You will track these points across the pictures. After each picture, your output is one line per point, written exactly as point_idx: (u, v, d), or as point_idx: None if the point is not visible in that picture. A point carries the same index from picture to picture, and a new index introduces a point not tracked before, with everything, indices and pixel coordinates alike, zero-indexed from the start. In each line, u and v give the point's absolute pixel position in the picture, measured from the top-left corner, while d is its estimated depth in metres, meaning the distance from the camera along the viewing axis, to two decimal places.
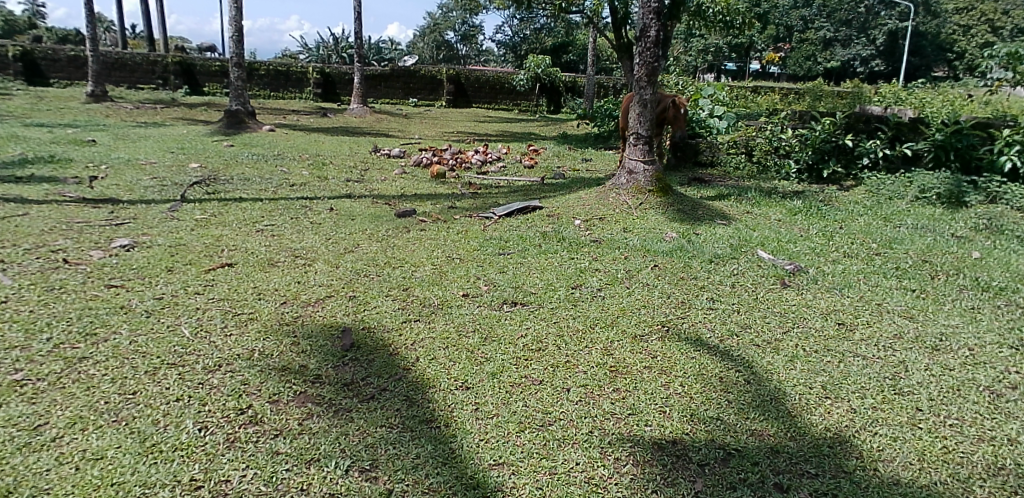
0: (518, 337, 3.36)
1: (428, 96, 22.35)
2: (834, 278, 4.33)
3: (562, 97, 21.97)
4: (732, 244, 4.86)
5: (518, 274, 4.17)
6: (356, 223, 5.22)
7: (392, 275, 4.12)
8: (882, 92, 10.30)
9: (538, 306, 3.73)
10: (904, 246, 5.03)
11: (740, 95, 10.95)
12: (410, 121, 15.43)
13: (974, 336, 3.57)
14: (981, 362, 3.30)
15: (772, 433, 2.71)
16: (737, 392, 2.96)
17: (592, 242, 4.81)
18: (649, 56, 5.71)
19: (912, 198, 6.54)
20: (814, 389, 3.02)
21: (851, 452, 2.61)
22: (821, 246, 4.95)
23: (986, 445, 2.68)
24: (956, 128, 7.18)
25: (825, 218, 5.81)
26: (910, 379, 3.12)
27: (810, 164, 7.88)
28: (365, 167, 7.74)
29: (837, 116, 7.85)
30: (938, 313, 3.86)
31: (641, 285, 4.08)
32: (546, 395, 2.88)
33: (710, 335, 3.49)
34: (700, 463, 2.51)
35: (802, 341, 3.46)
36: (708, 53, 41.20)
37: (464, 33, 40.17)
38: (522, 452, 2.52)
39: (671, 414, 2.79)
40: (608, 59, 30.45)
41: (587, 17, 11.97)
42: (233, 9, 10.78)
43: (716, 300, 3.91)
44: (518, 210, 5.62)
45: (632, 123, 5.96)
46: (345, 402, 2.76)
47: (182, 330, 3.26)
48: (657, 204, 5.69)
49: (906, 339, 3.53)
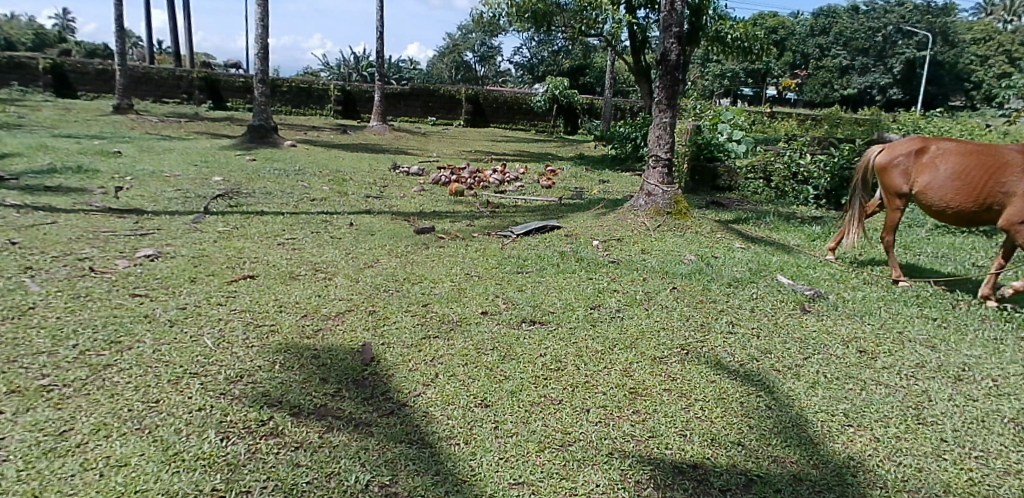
0: (538, 356, 3.36)
1: (445, 115, 22.66)
2: (854, 305, 4.31)
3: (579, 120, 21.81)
4: (751, 268, 4.84)
5: (537, 293, 4.17)
6: (376, 239, 5.27)
7: (411, 290, 4.15)
8: (902, 120, 10.26)
9: (557, 325, 3.73)
10: (925, 274, 5.00)
11: (756, 120, 11.02)
12: (428, 138, 15.58)
13: (999, 367, 3.53)
14: (1006, 394, 3.26)
15: (794, 460, 2.68)
16: (758, 418, 2.95)
17: (610, 263, 4.82)
18: (670, 80, 5.75)
19: (931, 227, 6.54)
20: (836, 416, 3.00)
21: (875, 482, 2.58)
22: (840, 272, 4.93)
23: (1012, 478, 2.63)
24: None
25: (844, 245, 5.78)
26: (934, 410, 3.09)
27: (829, 190, 7.66)
28: (384, 184, 7.82)
29: (857, 144, 7.69)
30: (961, 343, 3.81)
31: (661, 307, 4.07)
32: (565, 415, 2.87)
33: (730, 359, 3.48)
34: (722, 488, 2.49)
35: (823, 367, 3.44)
36: (724, 78, 41.55)
37: (482, 54, 40.70)
38: (543, 472, 2.51)
39: (691, 437, 2.78)
40: (624, 84, 30.76)
41: (606, 40, 12.07)
42: (258, 27, 10.99)
43: (736, 324, 3.90)
44: (537, 229, 5.63)
45: (653, 145, 6.00)
46: (366, 416, 2.77)
47: (204, 341, 3.29)
48: (675, 227, 5.70)
49: (928, 368, 3.50)
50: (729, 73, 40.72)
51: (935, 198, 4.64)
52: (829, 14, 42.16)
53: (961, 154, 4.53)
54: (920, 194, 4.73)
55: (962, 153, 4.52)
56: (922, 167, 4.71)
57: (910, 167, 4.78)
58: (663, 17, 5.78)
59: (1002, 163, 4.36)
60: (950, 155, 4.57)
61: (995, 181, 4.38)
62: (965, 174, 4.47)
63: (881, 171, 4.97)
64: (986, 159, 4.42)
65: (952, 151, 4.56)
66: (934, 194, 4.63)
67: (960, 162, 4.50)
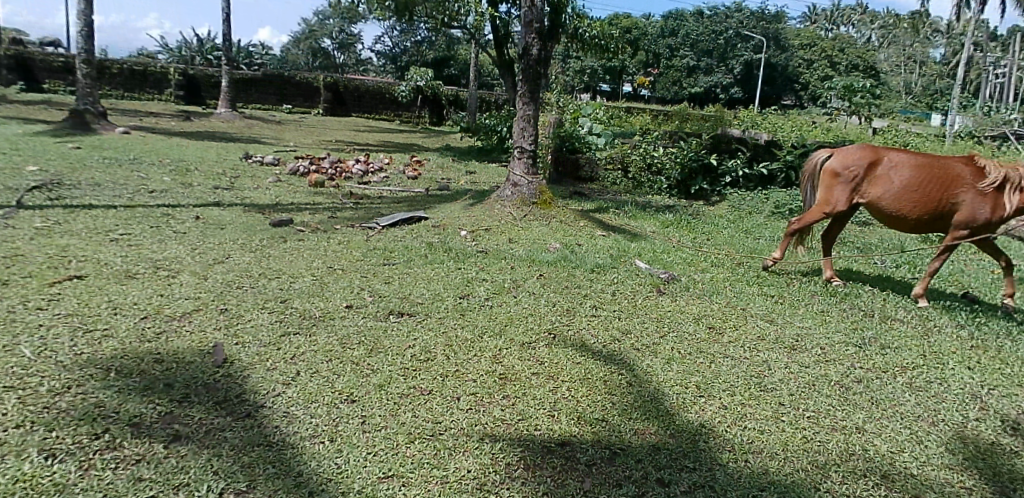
0: (406, 347, 3.29)
1: (303, 103, 21.78)
2: (704, 285, 4.64)
3: (444, 111, 21.51)
4: (612, 255, 5.06)
5: (404, 285, 4.08)
6: (226, 233, 4.90)
7: (268, 286, 3.90)
8: (741, 116, 11.21)
9: (425, 316, 3.67)
10: (763, 256, 5.50)
11: (614, 115, 11.55)
12: (286, 128, 14.81)
13: (825, 337, 3.96)
14: (831, 360, 3.66)
15: (653, 431, 2.83)
16: (621, 394, 3.08)
17: (478, 253, 4.83)
18: (532, 73, 5.87)
19: (768, 213, 7.20)
20: (689, 388, 3.21)
21: (724, 446, 2.77)
22: (691, 256, 5.29)
23: (838, 434, 2.95)
24: (804, 151, 7.98)
25: (694, 230, 6.21)
26: (773, 377, 3.40)
27: (679, 180, 8.33)
28: (235, 174, 7.31)
29: (702, 137, 8.38)
30: (794, 316, 4.23)
31: (528, 294, 4.14)
32: (435, 404, 2.83)
33: (594, 340, 3.61)
34: (588, 462, 2.58)
35: (678, 344, 3.67)
36: (582, 75, 43.23)
37: (342, 42, 39.30)
38: (413, 463, 2.46)
39: (559, 417, 2.84)
40: (489, 76, 31.04)
41: (468, 33, 12.08)
42: (82, 2, 9.83)
43: (599, 307, 4.05)
44: (403, 220, 5.51)
45: (517, 137, 6.09)
46: (219, 420, 2.56)
47: (20, 350, 2.89)
48: (540, 216, 5.83)
49: (767, 340, 3.84)
50: (587, 70, 42.40)
51: (891, 208, 4.57)
52: (676, 18, 45.13)
53: (916, 166, 4.48)
54: (875, 204, 4.63)
55: (917, 164, 4.48)
56: (877, 178, 4.61)
57: (864, 175, 4.65)
58: (523, 12, 5.87)
59: (953, 174, 4.41)
60: (906, 165, 4.51)
61: (948, 194, 4.42)
62: (923, 183, 4.44)
63: (832, 179, 4.77)
64: (940, 169, 4.44)
65: (906, 161, 4.51)
66: (891, 204, 4.57)
67: (917, 171, 4.46)
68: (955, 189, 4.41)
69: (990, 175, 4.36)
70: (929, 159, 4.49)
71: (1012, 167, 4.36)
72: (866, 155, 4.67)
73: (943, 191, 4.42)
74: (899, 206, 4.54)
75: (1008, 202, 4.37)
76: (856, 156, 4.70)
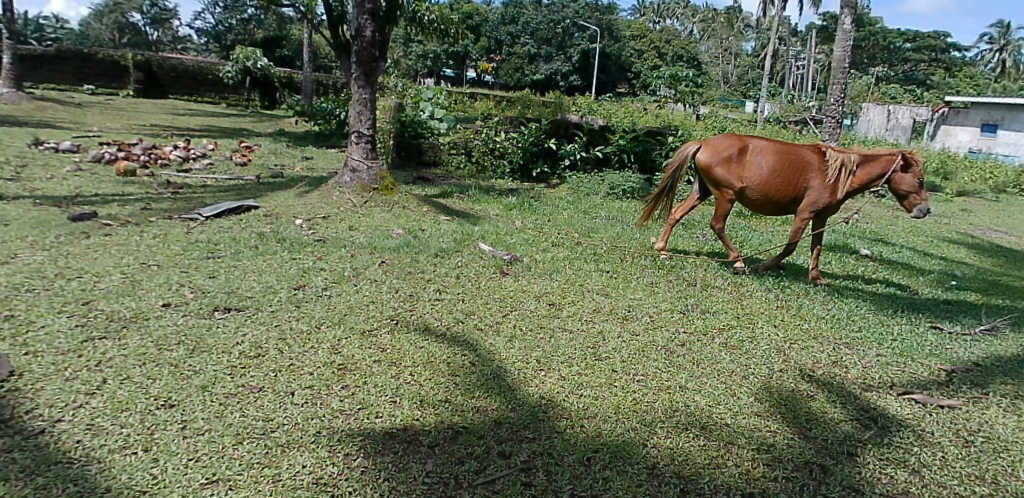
0: (234, 344, 3.08)
1: (109, 83, 19.75)
2: (544, 265, 4.80)
3: (276, 94, 20.19)
4: (455, 239, 5.08)
5: (232, 279, 3.81)
6: (12, 230, 4.28)
7: (66, 288, 3.47)
8: (579, 102, 11.73)
9: (255, 310, 3.45)
10: (600, 234, 5.81)
11: (458, 100, 11.58)
12: (92, 112, 13.22)
13: (654, 306, 4.28)
14: (659, 327, 3.96)
15: (495, 407, 2.89)
16: (464, 375, 3.11)
17: (315, 242, 4.63)
18: (366, 55, 5.71)
19: (604, 194, 7.62)
20: (530, 363, 3.31)
21: (562, 415, 2.89)
22: (533, 237, 5.45)
23: (664, 394, 3.19)
24: (634, 135, 8.60)
25: (536, 212, 6.40)
26: (607, 346, 3.61)
27: (521, 164, 8.54)
28: (23, 163, 6.42)
29: (542, 122, 8.63)
30: (627, 289, 4.52)
31: (369, 282, 4.04)
32: (267, 401, 2.68)
33: (437, 324, 3.61)
34: (430, 444, 2.57)
35: (519, 322, 3.77)
36: (426, 60, 42.87)
37: (157, 17, 35.77)
38: (241, 465, 2.31)
39: (401, 403, 2.81)
40: (327, 58, 29.80)
41: (301, 12, 11.49)
42: None
43: (442, 291, 4.05)
44: (230, 210, 5.15)
45: (354, 121, 5.90)
46: (4, 442, 2.25)
47: None
48: (381, 202, 5.71)
49: (602, 313, 4.07)
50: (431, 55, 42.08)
51: (758, 193, 4.93)
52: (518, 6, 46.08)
53: (774, 154, 4.87)
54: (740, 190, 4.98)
55: (774, 152, 4.87)
56: (741, 165, 4.95)
57: (734, 164, 4.96)
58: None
59: (804, 160, 4.85)
60: (766, 153, 4.88)
61: (801, 179, 4.86)
62: (781, 169, 4.84)
63: (706, 168, 5.06)
64: (793, 156, 4.85)
65: (765, 150, 4.89)
66: (753, 190, 4.93)
67: (775, 159, 4.85)
68: (806, 174, 4.85)
69: (834, 161, 4.85)
70: (783, 147, 4.90)
71: (851, 153, 4.88)
72: (730, 145, 4.99)
73: (797, 176, 4.85)
74: (762, 192, 4.92)
75: (849, 184, 4.89)
76: (723, 146, 5.01)
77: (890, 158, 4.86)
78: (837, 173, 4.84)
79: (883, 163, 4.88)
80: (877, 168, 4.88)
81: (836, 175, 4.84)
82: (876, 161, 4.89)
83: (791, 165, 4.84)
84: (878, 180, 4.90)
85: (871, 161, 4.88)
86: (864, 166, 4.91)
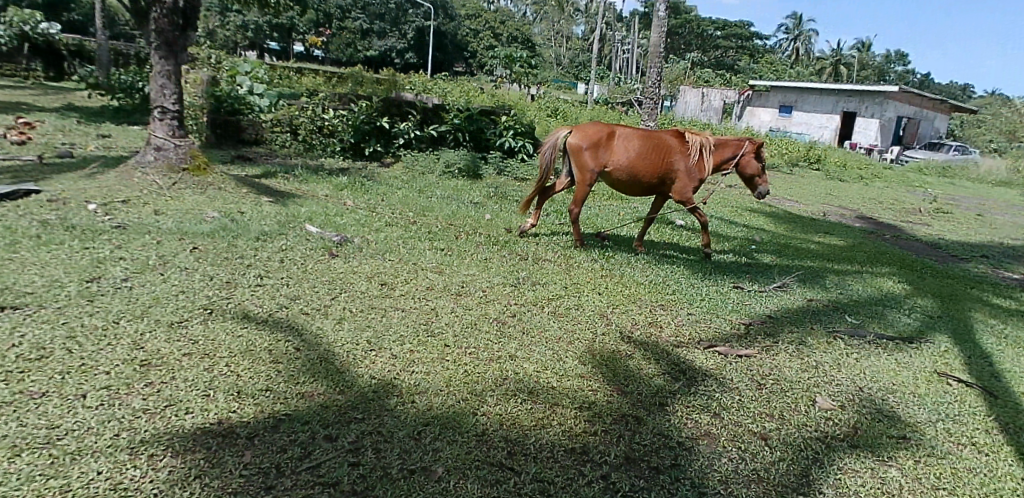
0: (9, 348, 2.72)
1: None
2: (376, 245, 4.73)
3: (64, 63, 17.80)
4: (279, 221, 4.84)
5: (6, 274, 3.34)
6: None
7: None
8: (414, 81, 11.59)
9: (37, 308, 3.07)
10: (435, 213, 5.83)
11: (284, 76, 10.95)
12: None
13: (487, 281, 4.39)
14: (491, 300, 4.08)
15: (321, 391, 2.81)
16: (287, 361, 2.99)
17: (114, 229, 4.18)
18: (166, 23, 5.25)
19: (440, 173, 7.65)
20: (360, 344, 3.26)
21: (392, 393, 2.89)
22: (365, 217, 5.34)
23: (495, 364, 3.30)
24: (468, 115, 8.79)
25: (369, 192, 6.27)
26: (440, 322, 3.65)
27: (353, 143, 8.37)
28: None
29: (373, 100, 8.49)
30: (460, 266, 4.59)
31: (179, 270, 3.73)
32: (52, 407, 2.42)
33: (259, 310, 3.43)
34: (248, 435, 2.46)
35: (348, 303, 3.69)
36: (249, 31, 39.91)
37: None
38: (19, 480, 2.08)
39: (215, 396, 2.65)
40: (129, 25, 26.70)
41: None
42: None
43: (265, 276, 3.86)
44: (3, 195, 4.49)
45: (156, 95, 5.42)
46: None
47: None
48: (194, 184, 5.28)
49: (435, 290, 4.10)
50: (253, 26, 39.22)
51: (629, 175, 5.22)
52: None
53: (640, 138, 5.19)
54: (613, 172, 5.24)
55: (642, 137, 5.19)
56: (613, 148, 5.20)
57: (603, 146, 5.22)
58: None
59: (668, 143, 5.22)
60: (635, 138, 5.18)
61: (666, 160, 5.22)
62: (649, 152, 5.17)
63: (578, 153, 5.27)
64: (659, 140, 5.20)
65: (633, 135, 5.19)
66: (625, 172, 5.22)
67: (643, 143, 5.17)
68: (671, 156, 5.23)
69: (694, 143, 5.28)
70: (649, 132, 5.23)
71: (708, 136, 5.34)
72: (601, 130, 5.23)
73: (664, 158, 5.21)
74: (633, 174, 5.21)
75: (709, 165, 5.36)
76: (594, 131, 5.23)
77: (740, 142, 5.44)
78: (698, 155, 5.28)
79: (734, 146, 5.45)
80: (730, 150, 5.42)
81: (697, 156, 5.27)
82: (729, 144, 5.43)
83: (658, 148, 5.19)
84: (731, 162, 5.45)
85: (725, 144, 5.40)
86: (718, 148, 5.41)
